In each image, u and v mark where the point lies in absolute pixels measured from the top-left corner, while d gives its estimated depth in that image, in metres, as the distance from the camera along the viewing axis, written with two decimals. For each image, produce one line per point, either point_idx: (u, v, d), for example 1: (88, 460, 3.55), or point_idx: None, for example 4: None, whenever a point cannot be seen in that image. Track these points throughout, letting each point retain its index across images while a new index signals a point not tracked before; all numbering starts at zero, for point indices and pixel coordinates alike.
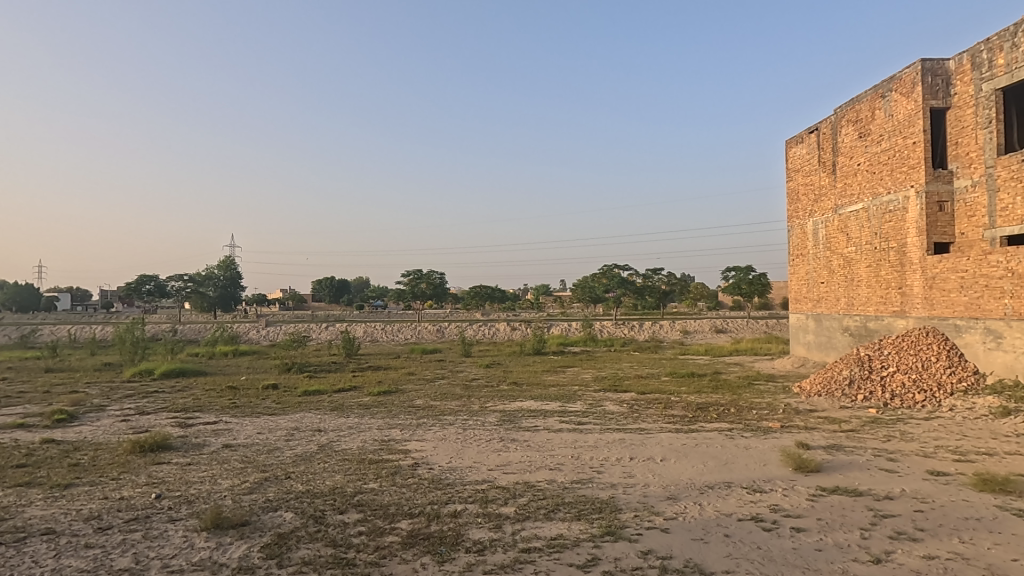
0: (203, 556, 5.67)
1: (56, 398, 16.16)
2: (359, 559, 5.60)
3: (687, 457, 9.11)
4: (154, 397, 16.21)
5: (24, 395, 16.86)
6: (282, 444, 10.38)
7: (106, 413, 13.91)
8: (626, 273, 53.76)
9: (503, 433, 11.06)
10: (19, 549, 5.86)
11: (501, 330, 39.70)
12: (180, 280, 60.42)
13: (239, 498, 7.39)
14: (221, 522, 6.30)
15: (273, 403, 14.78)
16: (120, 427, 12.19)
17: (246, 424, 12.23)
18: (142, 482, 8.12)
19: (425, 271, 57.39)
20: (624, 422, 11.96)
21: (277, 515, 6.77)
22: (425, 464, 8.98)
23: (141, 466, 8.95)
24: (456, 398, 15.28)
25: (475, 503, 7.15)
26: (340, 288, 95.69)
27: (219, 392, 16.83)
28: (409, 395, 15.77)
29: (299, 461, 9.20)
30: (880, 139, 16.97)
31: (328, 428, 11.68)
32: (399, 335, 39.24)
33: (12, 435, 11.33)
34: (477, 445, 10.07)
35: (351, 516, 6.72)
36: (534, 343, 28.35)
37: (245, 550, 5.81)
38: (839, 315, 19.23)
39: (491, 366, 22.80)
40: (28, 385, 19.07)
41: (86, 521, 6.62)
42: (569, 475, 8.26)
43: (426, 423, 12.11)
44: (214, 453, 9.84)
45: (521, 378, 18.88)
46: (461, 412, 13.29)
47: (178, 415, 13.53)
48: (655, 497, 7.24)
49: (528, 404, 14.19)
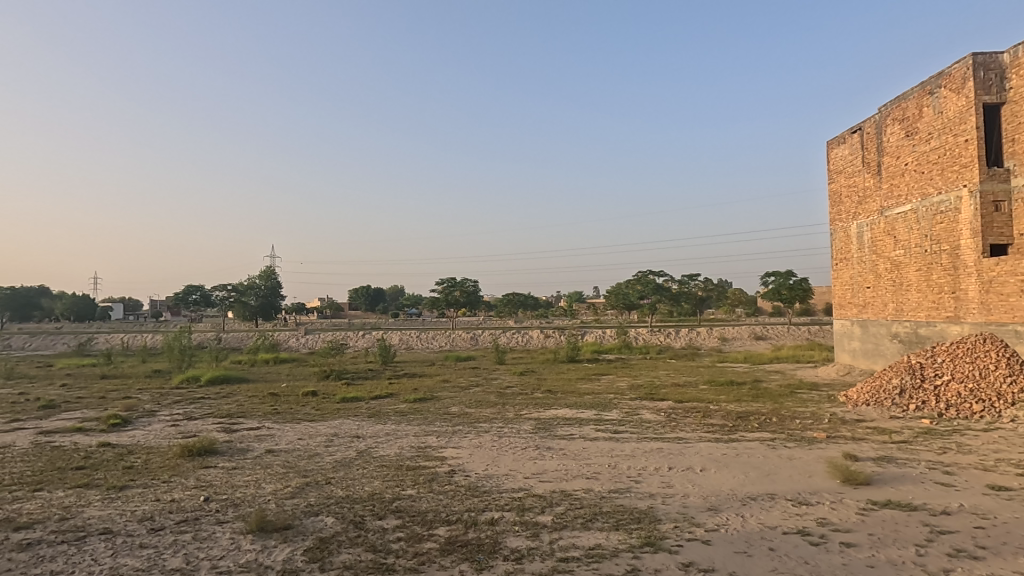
0: (249, 558, 5.84)
1: (111, 403, 16.98)
2: (399, 564, 5.66)
3: (728, 468, 8.89)
4: (201, 403, 16.81)
5: (82, 401, 17.75)
6: (322, 450, 10.63)
7: (157, 418, 14.50)
8: (661, 279, 53.02)
9: (538, 441, 11.03)
10: (80, 548, 6.15)
11: (535, 337, 39.61)
12: (224, 290, 62.72)
13: (282, 502, 7.58)
14: (265, 526, 6.47)
15: (313, 409, 15.15)
16: (170, 432, 12.70)
17: (288, 430, 12.57)
18: (191, 485, 8.44)
19: (459, 279, 57.99)
20: (662, 431, 11.76)
21: (318, 520, 6.91)
22: (460, 471, 9.02)
23: (190, 470, 9.30)
24: (490, 405, 15.37)
25: (512, 510, 7.14)
26: (375, 296, 97.80)
27: (261, 398, 17.39)
28: (444, 402, 15.89)
29: (338, 467, 9.38)
30: (929, 137, 16.31)
31: (365, 434, 11.88)
32: (433, 342, 39.67)
33: (72, 439, 11.97)
34: (512, 453, 10.07)
35: (390, 522, 6.81)
36: (568, 351, 28.29)
37: (289, 553, 5.95)
38: (886, 321, 18.50)
39: (525, 374, 22.73)
40: (86, 391, 20.13)
41: (140, 522, 6.90)
42: (606, 484, 8.16)
43: (462, 430, 12.21)
44: (257, 458, 10.11)
45: (555, 386, 18.83)
46: (496, 419, 13.33)
47: (224, 420, 14.01)
48: (695, 508, 7.09)
49: (563, 412, 14.11)
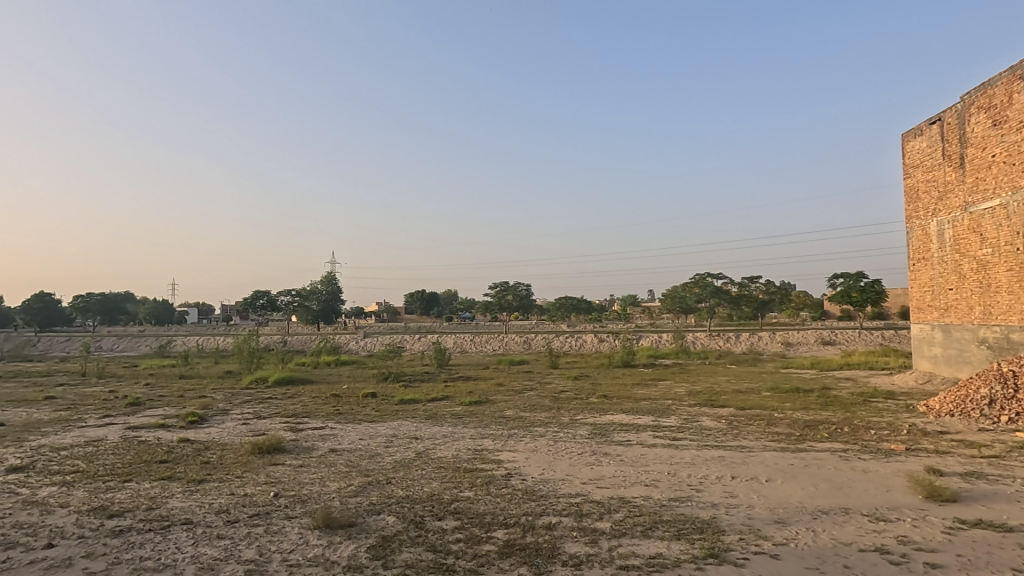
0: (317, 553, 6.07)
1: (189, 401, 18.15)
2: (459, 565, 5.73)
3: (797, 479, 8.49)
4: (269, 403, 17.69)
5: (163, 399, 19.07)
6: (383, 450, 10.92)
7: (229, 416, 15.38)
8: (720, 282, 51.34)
9: (595, 446, 10.90)
10: (165, 536, 6.59)
11: (589, 341, 39.27)
12: (288, 295, 65.83)
13: (345, 500, 7.85)
14: (331, 522, 6.72)
15: (372, 410, 15.64)
16: (241, 429, 13.44)
17: (349, 430, 13.01)
18: (262, 481, 8.88)
19: (512, 283, 58.20)
20: (723, 439, 11.38)
21: (380, 518, 7.11)
22: (517, 475, 9.04)
23: (260, 466, 9.79)
24: (545, 409, 15.33)
25: (570, 516, 7.09)
26: (430, 301, 100.13)
27: (324, 399, 18.11)
28: (499, 406, 16.00)
29: (398, 467, 9.61)
30: (1020, 126, 15.06)
31: (423, 436, 12.11)
32: (487, 346, 40.04)
33: (156, 434, 12.89)
34: (568, 458, 10.01)
35: (449, 522, 6.91)
36: (622, 355, 27.89)
37: (354, 549, 6.16)
38: (972, 325, 17.17)
39: (580, 379, 22.53)
40: (167, 389, 21.62)
41: (217, 514, 7.32)
42: (666, 493, 7.96)
43: (517, 433, 12.24)
44: (322, 456, 10.51)
45: (610, 391, 18.59)
46: (551, 423, 13.29)
47: (290, 419, 14.67)
48: (762, 520, 6.81)
49: (619, 418, 13.90)
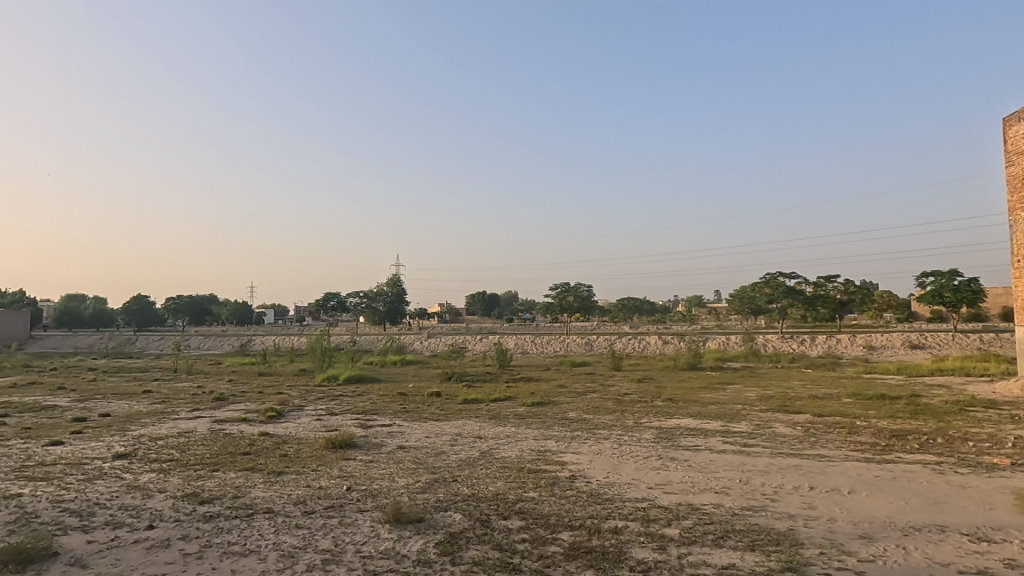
0: (388, 546, 6.28)
1: (268, 397, 19.29)
2: (525, 565, 5.75)
3: (883, 492, 7.92)
4: (340, 400, 18.53)
5: (245, 394, 20.37)
6: (448, 448, 11.15)
7: (305, 412, 16.21)
8: (793, 281, 48.75)
9: (661, 451, 10.64)
10: (250, 523, 7.03)
11: (652, 343, 38.40)
12: (358, 297, 68.71)
13: (413, 495, 8.08)
14: (401, 517, 6.93)
15: (438, 409, 16.01)
16: (316, 425, 14.13)
17: (416, 428, 13.39)
18: (335, 474, 9.30)
19: (573, 284, 57.83)
20: (799, 446, 10.79)
21: (447, 515, 7.26)
22: (581, 477, 8.97)
23: (334, 460, 10.26)
24: (608, 412, 15.14)
25: (636, 521, 6.95)
26: (491, 302, 101.54)
27: (392, 397, 18.74)
28: (562, 407, 15.91)
29: (464, 465, 9.78)
30: None
31: (487, 435, 12.26)
32: (548, 348, 40.02)
33: (239, 428, 13.80)
34: (634, 461, 9.81)
35: (514, 522, 6.95)
36: (688, 358, 27.11)
37: (422, 544, 6.32)
38: None
39: (644, 382, 22.04)
40: (249, 386, 23.09)
41: (295, 504, 7.73)
42: (738, 501, 7.64)
43: (581, 435, 12.15)
44: (391, 453, 10.84)
45: (676, 394, 18.12)
46: (615, 426, 13.10)
47: (360, 416, 15.27)
48: (845, 535, 6.40)
49: (686, 422, 13.51)
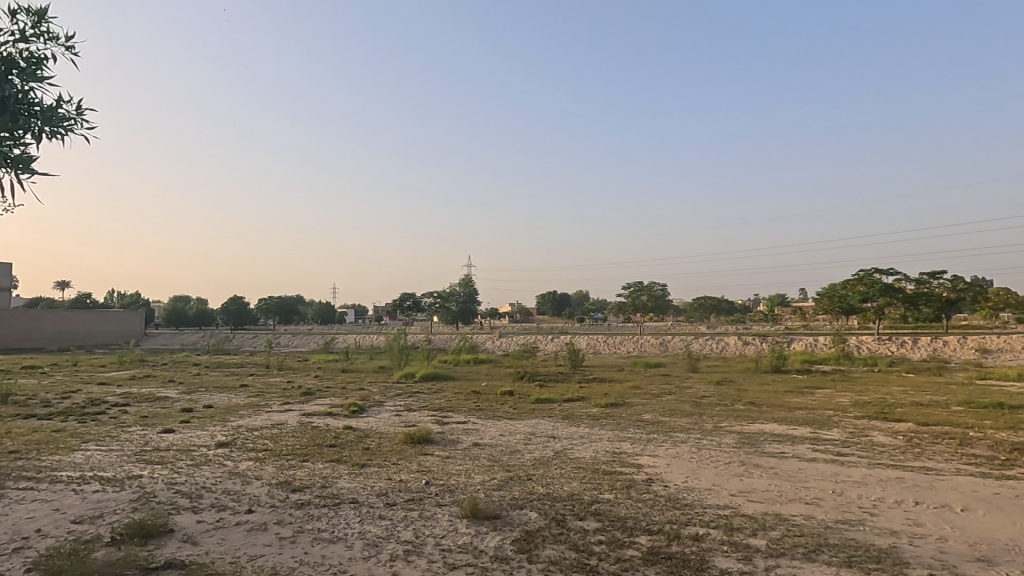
0: (466, 541, 6.42)
1: (350, 393, 20.30)
2: (601, 567, 5.69)
3: (1003, 511, 7.13)
4: (417, 397, 19.15)
5: (330, 390, 21.54)
6: (522, 447, 11.22)
7: (384, 408, 16.90)
8: (891, 278, 44.93)
9: (744, 456, 10.16)
10: (337, 512, 7.42)
11: (732, 344, 36.73)
12: (432, 297, 70.81)
13: (489, 492, 8.21)
14: (478, 513, 7.06)
15: (511, 408, 16.16)
16: (395, 420, 14.69)
17: (490, 426, 13.58)
18: (414, 468, 9.62)
19: (646, 283, 56.47)
20: (901, 457, 9.93)
21: (523, 513, 7.32)
22: (659, 480, 8.74)
23: (412, 455, 10.62)
24: (685, 415, 14.65)
25: (718, 528, 6.68)
26: (562, 301, 101.38)
27: (466, 395, 19.13)
28: (636, 409, 15.57)
29: (538, 464, 9.81)
30: None
31: (560, 435, 12.22)
32: (621, 348, 39.32)
33: (325, 421, 14.61)
34: (714, 467, 9.43)
35: (590, 523, 6.89)
36: (771, 360, 25.70)
37: (499, 540, 6.41)
38: None
39: (723, 384, 21.13)
40: (333, 381, 24.41)
41: (378, 496, 8.08)
42: (831, 513, 7.14)
43: (657, 438, 11.84)
44: (466, 450, 11.07)
45: (758, 398, 17.24)
46: (693, 430, 12.66)
47: (436, 413, 15.72)
48: (957, 556, 5.82)
49: (770, 427, 12.82)
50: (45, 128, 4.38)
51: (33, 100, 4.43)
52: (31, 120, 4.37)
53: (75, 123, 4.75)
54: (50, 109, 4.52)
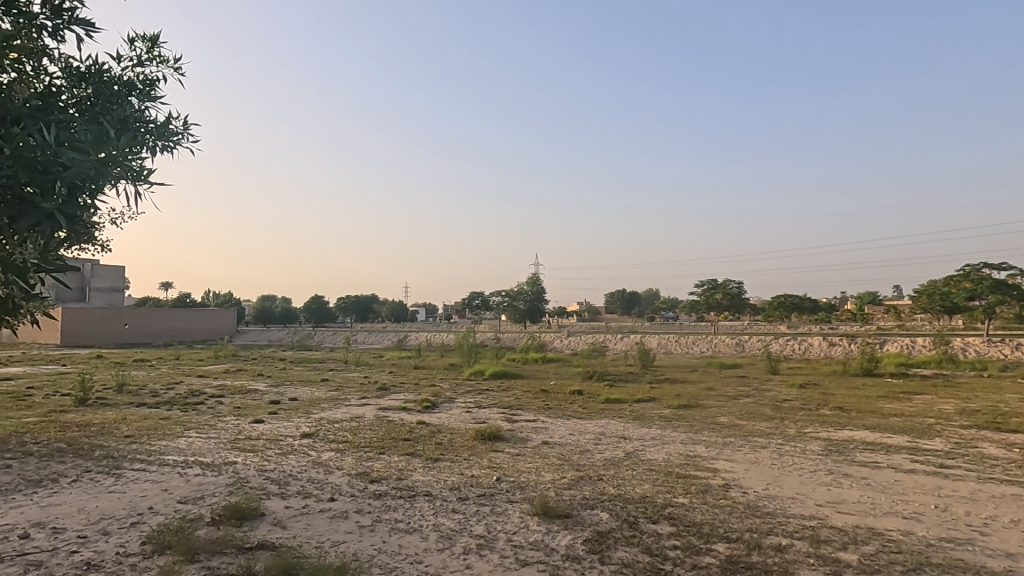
0: (537, 538, 6.44)
1: (423, 389, 20.93)
2: (676, 573, 5.53)
3: None
4: (487, 394, 19.44)
5: (403, 385, 22.31)
6: (592, 447, 11.11)
7: (455, 405, 17.29)
8: (1003, 274, 40.62)
9: (831, 465, 9.53)
10: (412, 504, 7.68)
11: (816, 345, 34.55)
12: (500, 296, 71.69)
13: (560, 491, 8.19)
14: (549, 511, 7.07)
15: (580, 407, 16.04)
16: (465, 417, 14.99)
17: (559, 425, 13.55)
18: (485, 464, 9.77)
19: (721, 281, 54.39)
20: (1018, 472, 8.94)
21: (594, 513, 7.25)
22: (737, 486, 8.38)
23: (483, 451, 10.78)
24: (765, 418, 13.95)
25: (804, 540, 6.32)
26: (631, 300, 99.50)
27: (535, 393, 19.20)
28: (712, 412, 15.00)
29: (609, 465, 9.68)
30: None
31: (632, 436, 11.98)
32: (694, 348, 38.02)
33: (400, 416, 15.16)
34: (798, 475, 8.91)
35: (664, 527, 6.72)
36: (861, 363, 23.95)
37: (570, 540, 6.39)
38: None
39: (807, 387, 19.91)
40: (406, 378, 25.26)
41: (451, 490, 8.27)
42: (933, 530, 6.56)
43: (734, 442, 11.35)
44: (536, 448, 11.11)
45: (847, 403, 16.12)
46: (774, 435, 12.03)
47: (506, 411, 15.88)
48: None
49: (861, 434, 11.95)
50: (158, 144, 4.79)
51: (147, 118, 4.84)
52: (146, 136, 4.77)
53: (183, 138, 5.19)
54: (162, 125, 4.93)
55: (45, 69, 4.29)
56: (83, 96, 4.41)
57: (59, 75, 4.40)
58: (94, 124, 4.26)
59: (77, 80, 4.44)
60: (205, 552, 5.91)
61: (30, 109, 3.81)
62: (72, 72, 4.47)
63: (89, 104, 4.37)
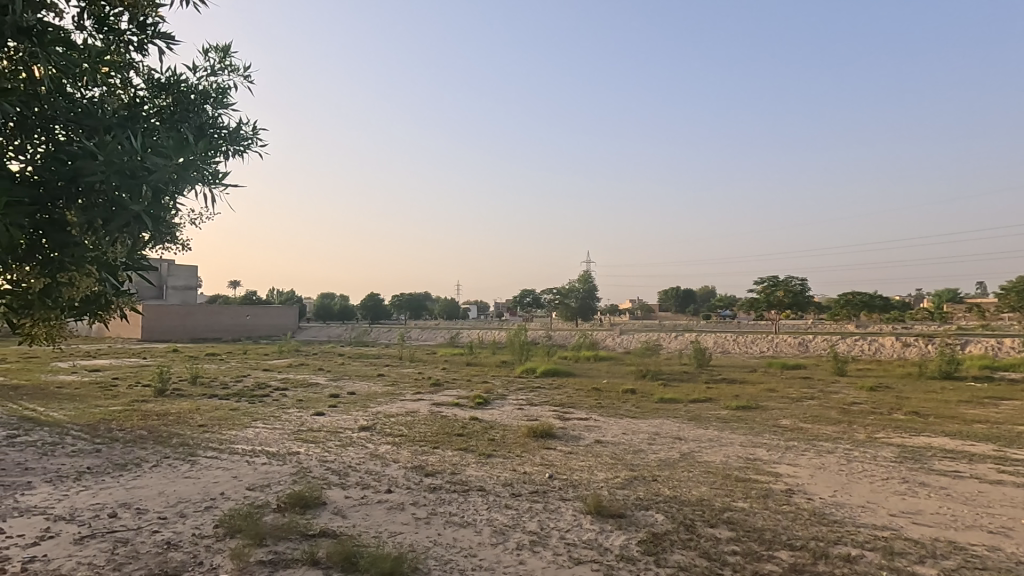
0: (591, 537, 6.39)
1: (475, 386, 21.16)
2: None
3: None
4: (538, 392, 19.45)
5: (456, 382, 22.64)
6: (646, 447, 10.91)
7: (507, 402, 17.39)
8: None
9: (906, 473, 8.95)
10: (466, 498, 7.78)
11: (889, 346, 32.51)
12: (552, 294, 71.53)
13: (614, 491, 8.09)
14: (602, 510, 7.00)
15: (634, 407, 15.77)
16: (517, 414, 15.05)
17: (612, 424, 13.38)
18: (537, 462, 9.78)
19: (782, 278, 52.23)
20: None
21: (649, 514, 7.11)
22: (801, 492, 8.02)
23: (536, 448, 10.79)
24: (832, 422, 13.26)
25: (876, 551, 5.96)
26: (686, 297, 96.93)
27: (587, 392, 19.04)
28: (773, 414, 14.40)
29: (664, 466, 9.48)
30: None
31: (687, 437, 11.67)
32: (753, 347, 36.61)
33: (453, 411, 15.40)
34: (868, 482, 8.42)
35: (723, 532, 6.51)
36: (939, 365, 22.35)
37: (625, 540, 6.30)
38: None
39: (878, 390, 18.76)
40: (459, 374, 25.63)
41: (504, 486, 8.33)
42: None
43: (798, 446, 10.86)
44: (588, 446, 11.02)
45: (923, 407, 15.09)
46: (841, 439, 11.42)
47: (558, 408, 15.82)
48: None
49: (940, 441, 11.15)
50: (231, 149, 5.07)
51: (221, 124, 5.12)
52: (220, 140, 5.05)
53: (253, 144, 5.46)
54: (234, 130, 5.20)
55: (131, 81, 4.62)
56: (164, 105, 4.72)
57: (143, 87, 4.74)
58: (174, 131, 4.55)
59: (159, 90, 4.76)
60: (271, 537, 6.22)
61: (119, 119, 4.12)
62: (155, 83, 4.80)
63: (169, 112, 4.67)
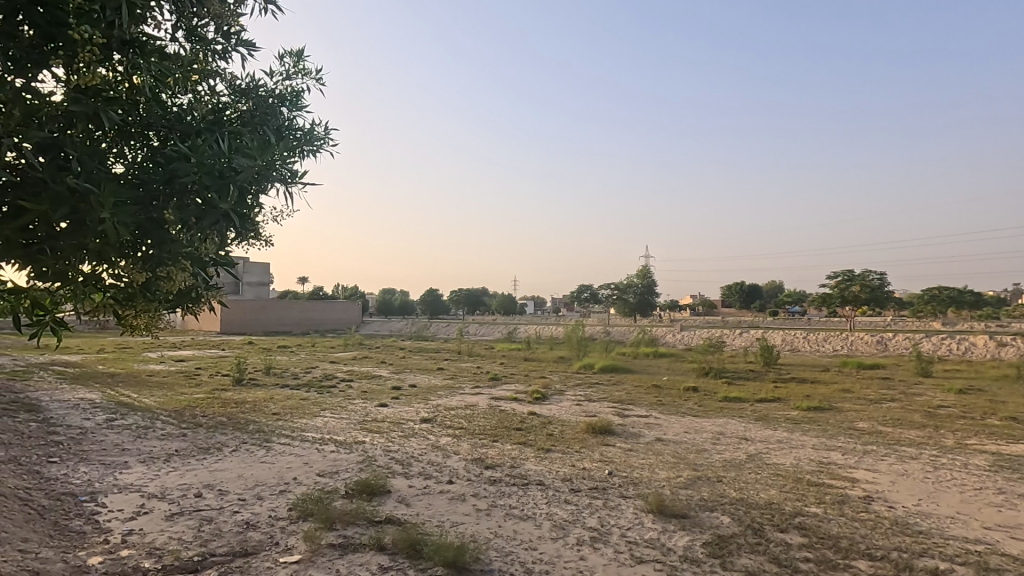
0: (653, 536, 6.27)
1: (533, 381, 21.24)
2: None
3: None
4: (597, 388, 19.27)
5: (514, 376, 22.80)
6: (710, 447, 10.57)
7: (565, 397, 17.34)
8: None
9: (1003, 483, 8.22)
10: (525, 491, 7.83)
11: (981, 346, 29.93)
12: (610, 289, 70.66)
13: (676, 490, 7.90)
14: (664, 509, 6.85)
15: (696, 405, 15.33)
16: (576, 410, 14.96)
17: (674, 422, 13.06)
18: (596, 458, 9.69)
19: (859, 272, 49.24)
20: None
21: (714, 516, 6.90)
22: (881, 499, 7.54)
23: (595, 445, 10.69)
24: (915, 426, 12.36)
25: (967, 566, 5.52)
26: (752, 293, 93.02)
27: (646, 389, 18.69)
28: (848, 416, 13.60)
29: (729, 467, 9.16)
30: None
31: (754, 438, 11.22)
32: (825, 346, 34.69)
33: (511, 405, 15.51)
34: (958, 492, 7.80)
35: (794, 537, 6.22)
36: None
37: (689, 541, 6.15)
38: None
39: (969, 393, 17.32)
40: (517, 369, 25.80)
41: (563, 481, 8.31)
42: None
43: (877, 450, 10.20)
44: (649, 444, 10.81)
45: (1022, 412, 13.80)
46: (926, 445, 10.63)
47: (617, 405, 15.61)
48: None
49: None
50: (306, 150, 5.32)
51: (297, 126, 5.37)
52: (297, 142, 5.29)
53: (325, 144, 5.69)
54: (308, 132, 5.44)
55: (216, 88, 4.90)
56: (245, 109, 4.98)
57: (226, 93, 5.02)
58: (255, 134, 4.80)
59: (240, 96, 5.03)
60: (340, 522, 6.49)
61: (207, 124, 4.39)
62: (237, 89, 5.07)
63: (250, 115, 4.93)
